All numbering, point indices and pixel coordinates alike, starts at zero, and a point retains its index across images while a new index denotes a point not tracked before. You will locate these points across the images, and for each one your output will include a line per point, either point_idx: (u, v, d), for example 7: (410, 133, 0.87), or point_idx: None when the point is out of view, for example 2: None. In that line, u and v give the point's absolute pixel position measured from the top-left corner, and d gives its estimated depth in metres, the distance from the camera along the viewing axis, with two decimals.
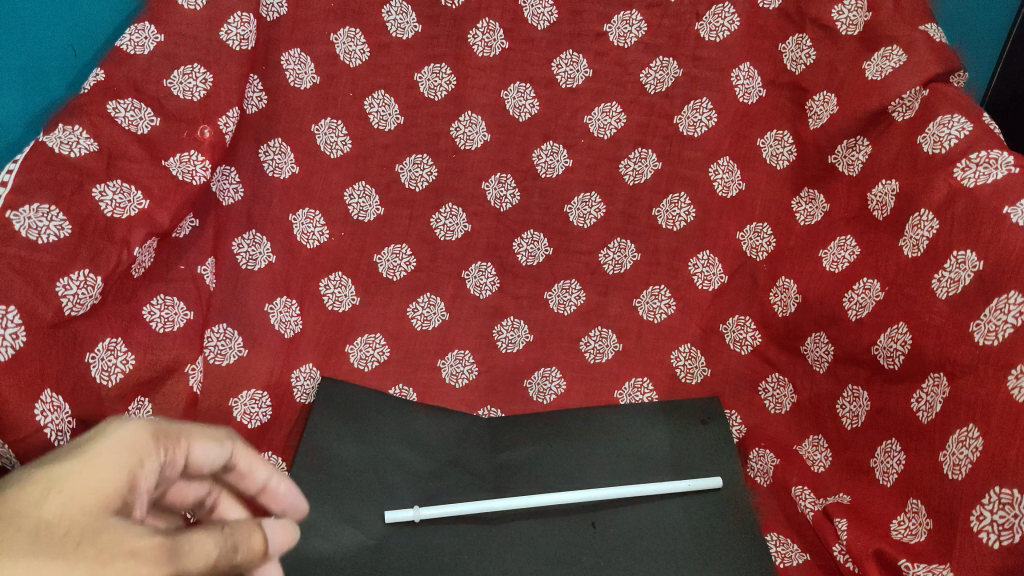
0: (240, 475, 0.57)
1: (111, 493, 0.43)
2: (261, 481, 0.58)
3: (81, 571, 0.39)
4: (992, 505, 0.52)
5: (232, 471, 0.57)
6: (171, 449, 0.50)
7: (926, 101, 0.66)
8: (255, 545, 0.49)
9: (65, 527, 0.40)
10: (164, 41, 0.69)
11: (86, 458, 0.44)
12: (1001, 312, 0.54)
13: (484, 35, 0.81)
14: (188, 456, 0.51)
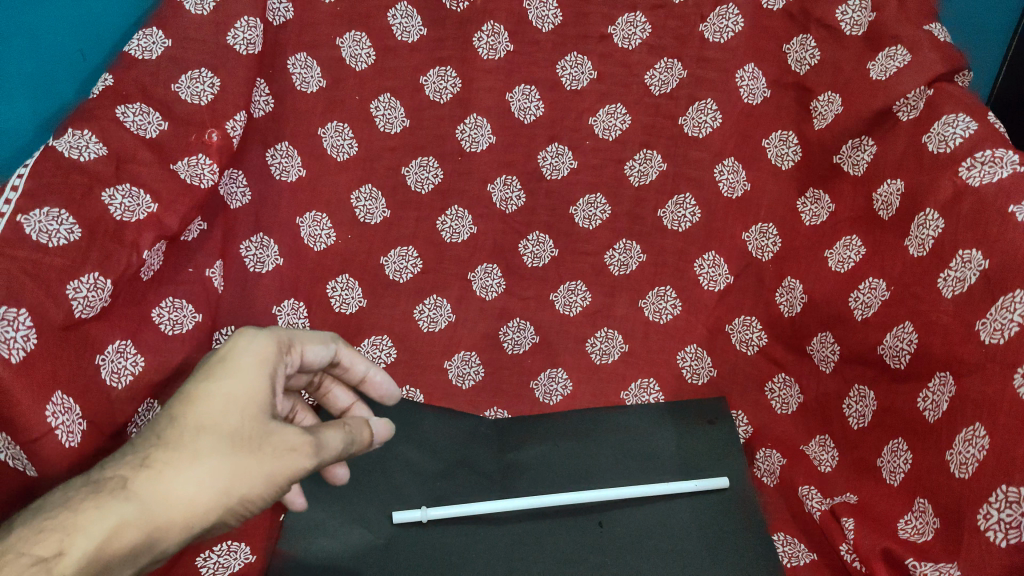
0: (344, 365, 0.65)
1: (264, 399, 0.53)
2: (362, 373, 0.66)
3: (263, 468, 0.50)
4: (1000, 503, 0.52)
5: (338, 364, 0.65)
6: (291, 353, 0.57)
7: (931, 101, 0.66)
8: (365, 433, 0.57)
9: (241, 428, 0.50)
10: (171, 46, 0.70)
11: (235, 369, 0.53)
12: (1007, 310, 0.54)
13: (489, 37, 0.81)
14: (303, 356, 0.59)
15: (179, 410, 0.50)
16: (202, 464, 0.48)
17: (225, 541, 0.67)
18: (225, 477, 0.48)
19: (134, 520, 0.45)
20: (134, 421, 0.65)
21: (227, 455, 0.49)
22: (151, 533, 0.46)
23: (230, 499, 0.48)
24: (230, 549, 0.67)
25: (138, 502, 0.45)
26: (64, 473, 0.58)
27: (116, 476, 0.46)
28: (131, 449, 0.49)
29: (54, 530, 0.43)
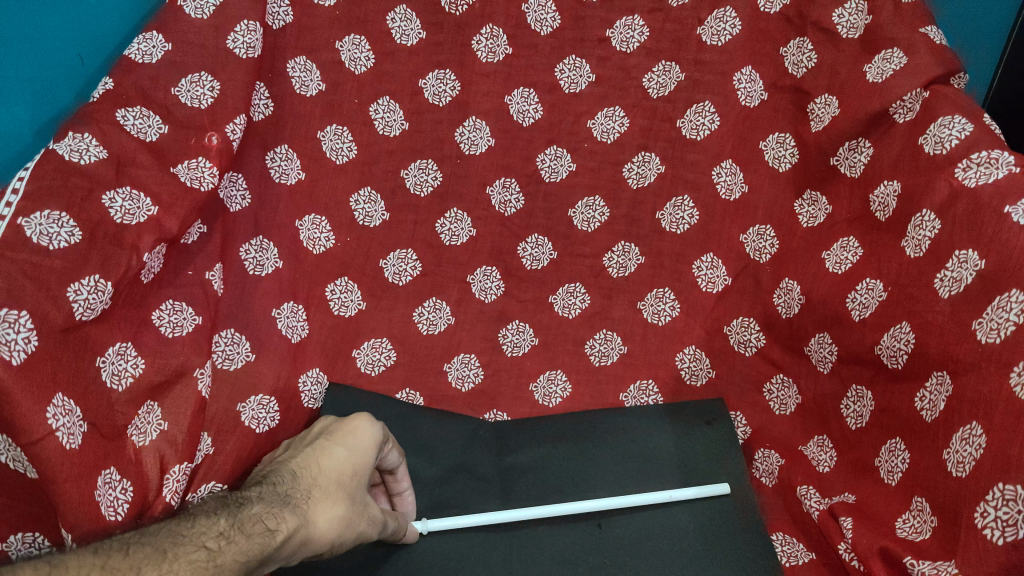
0: (396, 477, 0.69)
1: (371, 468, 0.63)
2: (404, 488, 0.70)
3: (365, 529, 0.60)
4: (995, 501, 0.52)
5: (391, 475, 0.69)
6: (385, 450, 0.65)
7: (926, 102, 0.66)
8: (403, 528, 0.67)
9: (360, 492, 0.60)
10: (171, 50, 0.70)
11: (361, 442, 0.62)
12: (1003, 310, 0.55)
13: (487, 41, 0.82)
14: (383, 457, 0.66)
15: (321, 458, 0.60)
16: (338, 512, 0.57)
17: None
18: (347, 526, 0.58)
19: (295, 539, 0.54)
20: (133, 424, 0.65)
21: (352, 507, 0.59)
22: (297, 551, 0.55)
23: (344, 542, 0.58)
24: None
25: (301, 525, 0.55)
26: (62, 475, 0.57)
27: (286, 497, 0.56)
28: (292, 477, 0.58)
29: (255, 523, 0.53)
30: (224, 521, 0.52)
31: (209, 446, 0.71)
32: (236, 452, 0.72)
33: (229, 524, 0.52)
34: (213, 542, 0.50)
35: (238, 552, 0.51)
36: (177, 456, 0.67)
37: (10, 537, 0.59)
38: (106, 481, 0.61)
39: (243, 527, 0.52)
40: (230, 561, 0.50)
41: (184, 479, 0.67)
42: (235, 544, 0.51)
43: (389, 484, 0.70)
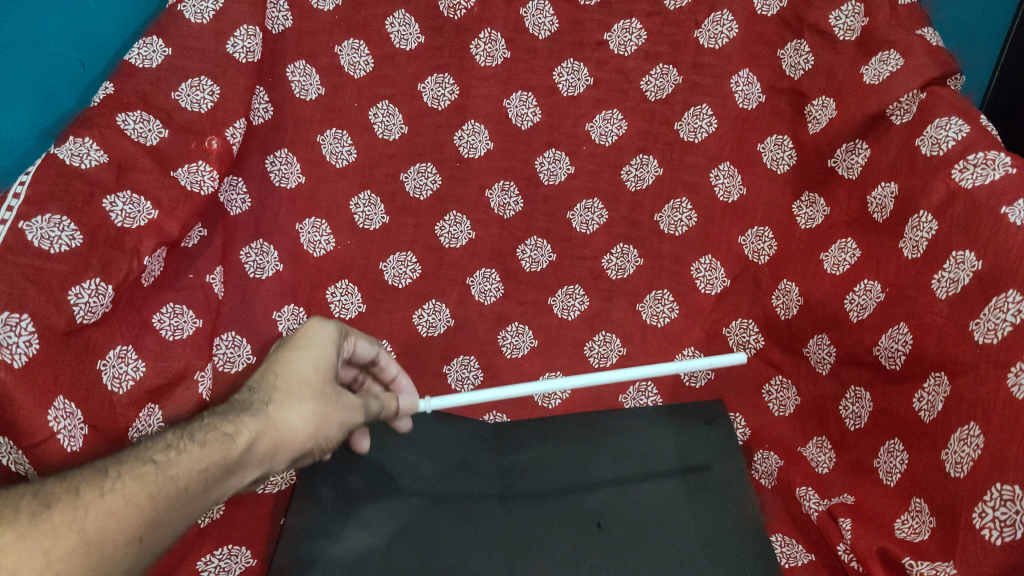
0: (381, 365, 0.72)
1: (335, 365, 0.61)
2: (393, 373, 0.73)
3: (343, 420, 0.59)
4: (994, 501, 0.52)
5: (374, 364, 0.72)
6: (347, 341, 0.66)
7: (924, 104, 0.66)
8: (392, 405, 0.66)
9: (329, 386, 0.59)
10: (171, 55, 0.70)
11: (316, 341, 0.61)
12: (1000, 310, 0.55)
13: (486, 45, 0.82)
14: (351, 349, 0.67)
15: (282, 363, 0.59)
16: (300, 409, 0.56)
17: (225, 546, 0.67)
18: (315, 422, 0.57)
19: (260, 442, 0.54)
20: (134, 426, 0.65)
21: (317, 402, 0.57)
22: (265, 453, 0.54)
23: (317, 440, 0.57)
24: (230, 553, 0.67)
25: (264, 427, 0.54)
26: None
27: (245, 404, 0.56)
28: (254, 385, 0.57)
29: (210, 434, 0.52)
30: (174, 437, 0.52)
31: None
32: None
33: (181, 437, 0.52)
34: (163, 457, 0.50)
35: (190, 462, 0.50)
36: None
37: None
38: None
39: (197, 439, 0.52)
40: (184, 471, 0.49)
41: None
42: (187, 455, 0.50)
43: (377, 373, 0.73)
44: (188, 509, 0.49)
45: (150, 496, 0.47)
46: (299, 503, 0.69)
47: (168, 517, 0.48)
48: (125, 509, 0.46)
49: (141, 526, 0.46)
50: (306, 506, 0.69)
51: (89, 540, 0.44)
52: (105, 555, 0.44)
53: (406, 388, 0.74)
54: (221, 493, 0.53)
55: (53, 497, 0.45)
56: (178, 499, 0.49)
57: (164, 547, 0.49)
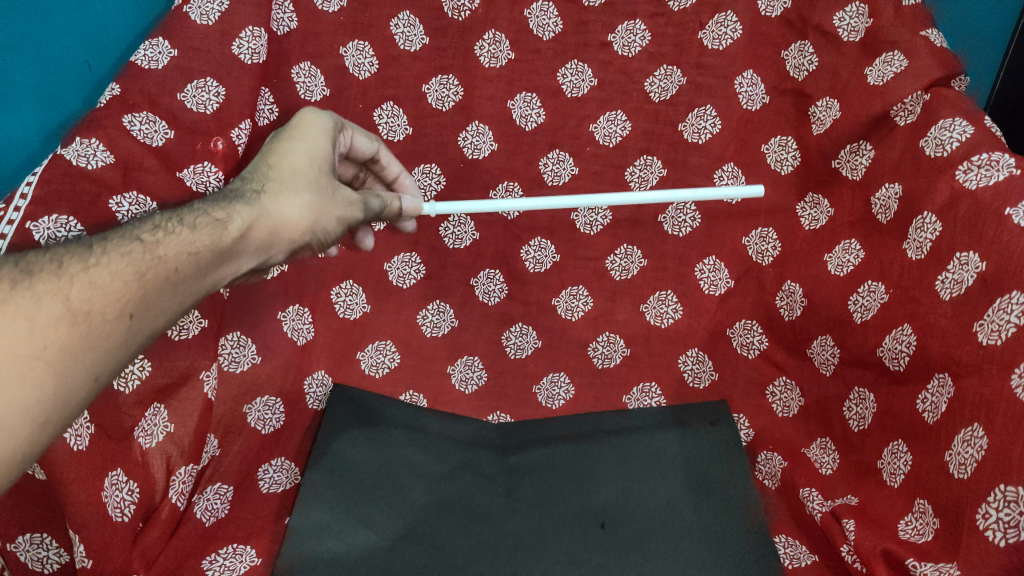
0: (381, 164, 0.77)
1: (331, 160, 0.63)
2: (394, 173, 0.79)
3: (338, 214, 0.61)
4: (997, 502, 0.52)
5: (376, 162, 0.77)
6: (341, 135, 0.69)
7: (927, 105, 0.66)
8: (393, 204, 0.69)
9: (323, 178, 0.60)
10: (177, 56, 0.70)
11: (311, 132, 0.62)
12: (1004, 312, 0.55)
13: (490, 45, 0.81)
14: (348, 141, 0.71)
15: (278, 152, 0.60)
16: (296, 205, 0.57)
17: (231, 545, 0.67)
18: (311, 214, 0.58)
19: (253, 225, 0.54)
20: (139, 426, 0.66)
21: (312, 209, 0.58)
22: (260, 240, 0.55)
23: (316, 226, 0.59)
24: (235, 552, 0.67)
25: (258, 215, 0.55)
26: (70, 475, 0.59)
27: (237, 194, 0.56)
28: (248, 175, 0.58)
29: (201, 217, 0.52)
30: (162, 219, 0.52)
31: (215, 447, 0.73)
32: (243, 453, 0.74)
33: (170, 220, 0.52)
34: (151, 237, 0.49)
35: (181, 248, 0.50)
36: (183, 459, 0.69)
37: (18, 537, 0.60)
38: (113, 483, 0.62)
39: (188, 222, 0.51)
40: (175, 253, 0.49)
41: (189, 480, 0.69)
42: (177, 233, 0.50)
43: (377, 168, 0.78)
44: (177, 303, 0.50)
45: (139, 287, 0.46)
46: (304, 503, 0.70)
47: (158, 299, 0.48)
48: (113, 289, 0.45)
49: (131, 304, 0.46)
50: (312, 506, 0.69)
51: (79, 327, 0.43)
52: (93, 326, 0.43)
53: (409, 184, 0.80)
54: (215, 280, 0.53)
55: (35, 267, 0.44)
56: (166, 292, 0.48)
57: (152, 332, 0.49)
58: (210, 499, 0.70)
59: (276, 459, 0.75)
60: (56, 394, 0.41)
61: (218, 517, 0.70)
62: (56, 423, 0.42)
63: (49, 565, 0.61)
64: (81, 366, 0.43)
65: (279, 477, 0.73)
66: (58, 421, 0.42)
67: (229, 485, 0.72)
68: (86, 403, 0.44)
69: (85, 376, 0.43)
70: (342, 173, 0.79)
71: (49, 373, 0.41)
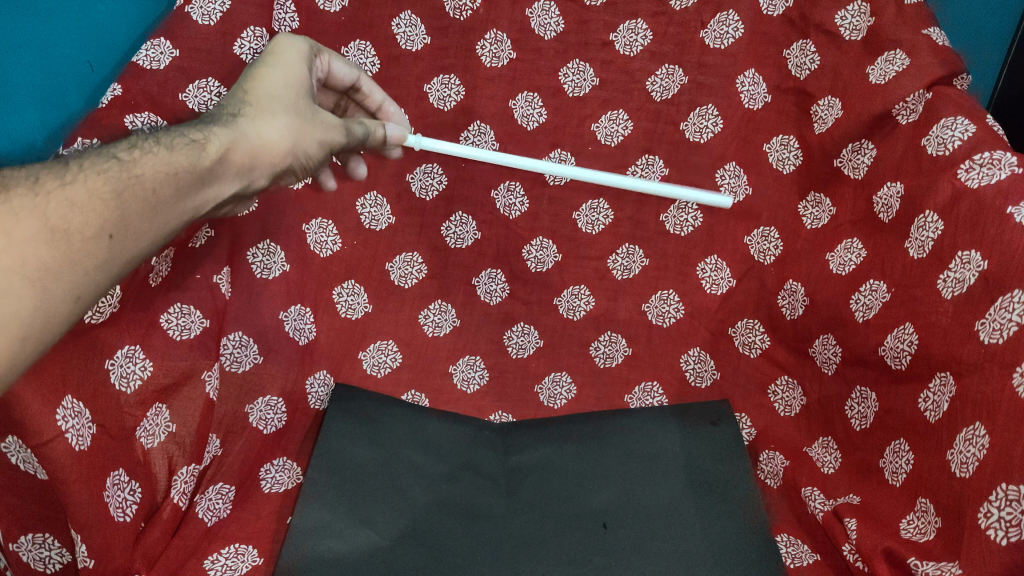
0: (363, 92, 0.77)
1: (309, 83, 0.64)
2: (378, 101, 0.78)
3: (319, 136, 0.63)
4: (999, 501, 0.52)
5: (358, 91, 0.77)
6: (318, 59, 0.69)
7: (930, 103, 0.66)
8: (378, 131, 0.70)
9: (300, 102, 0.62)
10: (179, 56, 0.71)
11: (287, 57, 0.63)
12: (1005, 310, 0.55)
13: (491, 45, 0.81)
14: (326, 68, 0.71)
15: (255, 76, 0.61)
16: (274, 126, 0.59)
17: (234, 545, 0.67)
18: (290, 136, 0.60)
19: (230, 146, 0.56)
20: (142, 426, 0.66)
21: (291, 131, 0.60)
22: (241, 162, 0.58)
23: (297, 149, 0.61)
24: (237, 552, 0.66)
25: (235, 137, 0.57)
26: (72, 475, 0.59)
27: (215, 117, 0.58)
28: (226, 98, 0.60)
29: (178, 140, 0.55)
30: (140, 141, 0.54)
31: (217, 447, 0.73)
32: (244, 453, 0.74)
33: (148, 141, 0.54)
34: (128, 158, 0.52)
35: (160, 170, 0.53)
36: (185, 458, 0.70)
37: (20, 537, 0.60)
38: (115, 482, 0.63)
39: (164, 144, 0.54)
40: (152, 173, 0.52)
41: (191, 480, 0.70)
42: (155, 155, 0.53)
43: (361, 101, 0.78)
44: (160, 224, 0.53)
45: (116, 207, 0.50)
46: (305, 503, 0.70)
47: (138, 220, 0.51)
48: (92, 209, 0.49)
49: (110, 224, 0.50)
50: (312, 506, 0.69)
51: (60, 245, 0.47)
52: (73, 243, 0.47)
53: (392, 113, 0.79)
54: (199, 202, 0.56)
55: (15, 184, 0.48)
56: (147, 213, 0.52)
57: (137, 252, 0.52)
58: (211, 499, 0.70)
59: (277, 459, 0.75)
60: (41, 308, 0.46)
61: (219, 516, 0.69)
62: (45, 337, 0.47)
63: (51, 566, 0.61)
64: (64, 283, 0.47)
65: (281, 477, 0.73)
66: (47, 335, 0.47)
67: (230, 484, 0.71)
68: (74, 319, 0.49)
69: (69, 293, 0.47)
70: (323, 103, 0.79)
71: (32, 289, 0.45)
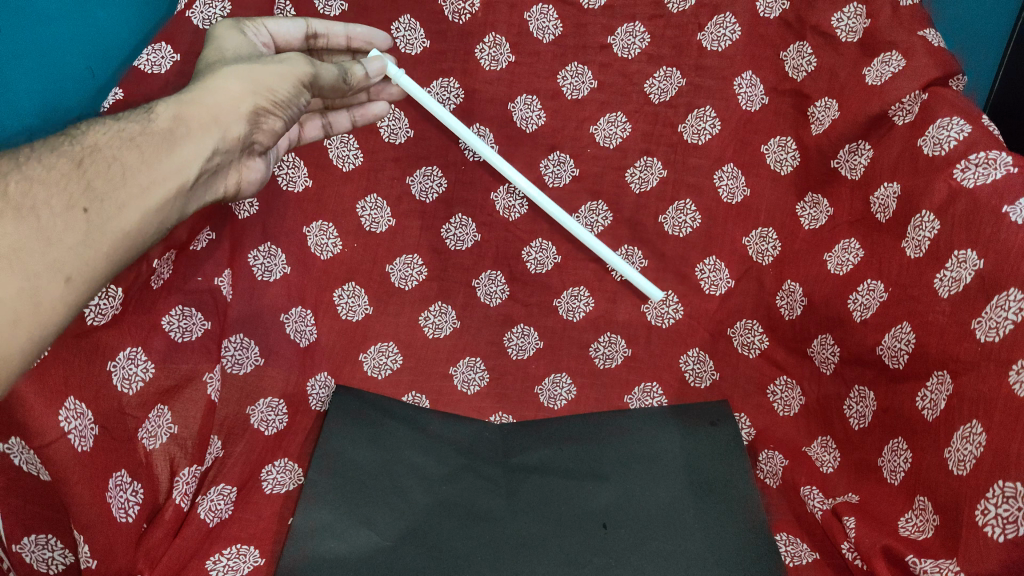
0: (322, 35, 0.75)
1: (248, 49, 0.67)
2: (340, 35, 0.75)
3: (275, 74, 0.64)
4: (996, 498, 0.52)
5: (318, 38, 0.75)
6: (251, 28, 0.70)
7: (925, 104, 0.67)
8: (358, 69, 0.70)
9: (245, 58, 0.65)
10: (180, 61, 0.71)
11: (220, 37, 0.67)
12: (1002, 308, 0.55)
13: (490, 49, 0.81)
14: (270, 34, 0.72)
15: (199, 61, 0.65)
16: (219, 78, 0.62)
17: (235, 545, 0.67)
18: (243, 83, 0.62)
19: (182, 106, 0.59)
20: (145, 428, 0.67)
21: (239, 78, 0.62)
22: (201, 118, 0.60)
23: (256, 91, 0.63)
24: (239, 552, 0.67)
25: (184, 99, 0.60)
26: (75, 476, 0.60)
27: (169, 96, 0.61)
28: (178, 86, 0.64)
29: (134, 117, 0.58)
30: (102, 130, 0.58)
31: (219, 448, 0.73)
32: (246, 454, 0.74)
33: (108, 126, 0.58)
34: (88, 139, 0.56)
35: (116, 140, 0.56)
36: (187, 459, 0.71)
37: (23, 538, 0.61)
38: (117, 484, 0.63)
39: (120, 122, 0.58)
40: (107, 142, 0.55)
41: (193, 481, 0.70)
42: (111, 131, 0.56)
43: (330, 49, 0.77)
44: (139, 191, 0.55)
45: (81, 181, 0.53)
46: (306, 504, 0.70)
47: (110, 190, 0.54)
48: (55, 185, 0.52)
49: (81, 196, 0.53)
50: (313, 507, 0.70)
51: (30, 223, 0.50)
52: (45, 218, 0.51)
53: (362, 36, 0.77)
54: (179, 165, 0.58)
55: None
56: (116, 180, 0.54)
57: (126, 224, 0.55)
58: (212, 500, 0.70)
59: (279, 460, 0.75)
60: (27, 287, 0.49)
61: (221, 517, 0.69)
62: (40, 321, 0.50)
63: (54, 566, 0.62)
64: (45, 258, 0.50)
65: (282, 478, 0.73)
66: (44, 324, 0.51)
67: (232, 485, 0.72)
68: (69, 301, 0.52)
69: (54, 270, 0.51)
70: None
71: (13, 271, 0.49)
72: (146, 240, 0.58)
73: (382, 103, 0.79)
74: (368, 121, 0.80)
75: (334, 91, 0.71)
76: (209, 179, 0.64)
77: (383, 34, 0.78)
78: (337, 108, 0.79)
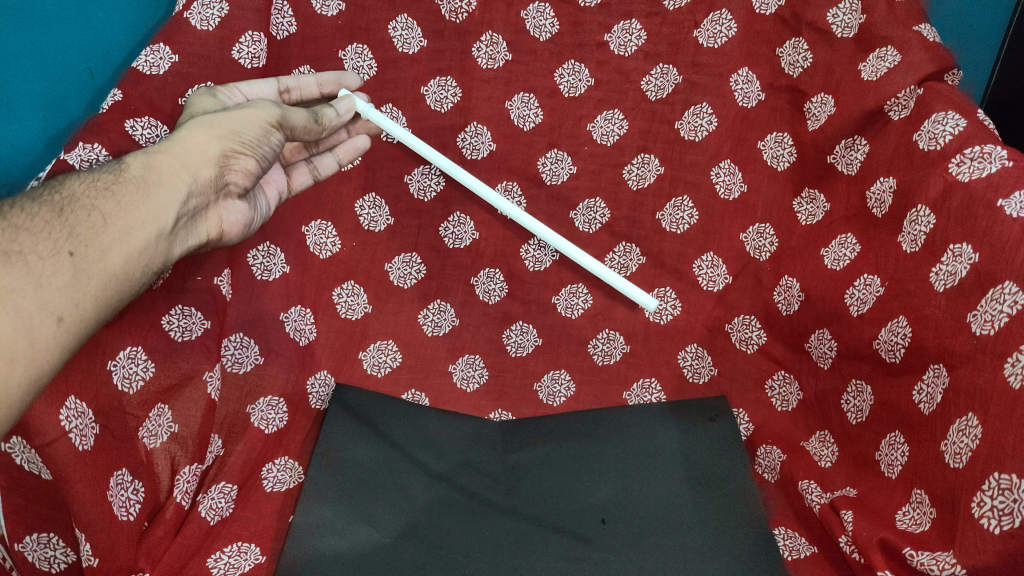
0: (292, 88, 0.77)
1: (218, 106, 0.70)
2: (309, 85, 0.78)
3: (241, 117, 0.66)
4: (992, 490, 0.53)
5: (290, 92, 0.77)
6: (224, 92, 0.72)
7: (920, 99, 0.67)
8: (330, 112, 0.74)
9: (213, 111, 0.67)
10: (178, 61, 0.72)
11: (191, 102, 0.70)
12: (997, 302, 0.55)
13: (487, 47, 0.82)
14: (244, 96, 0.74)
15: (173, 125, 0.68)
16: (187, 129, 0.64)
17: (235, 544, 0.68)
18: (210, 129, 0.64)
19: (154, 158, 0.62)
20: (145, 427, 0.68)
21: (205, 124, 0.65)
22: (171, 166, 0.62)
23: (221, 134, 0.65)
24: (240, 550, 0.67)
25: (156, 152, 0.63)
26: (76, 475, 0.60)
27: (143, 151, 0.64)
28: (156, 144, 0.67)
29: (108, 170, 0.61)
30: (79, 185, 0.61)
31: (219, 447, 0.74)
32: (247, 453, 0.74)
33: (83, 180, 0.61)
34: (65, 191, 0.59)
35: (92, 190, 0.59)
36: (187, 458, 0.71)
37: (25, 537, 0.61)
38: (119, 482, 0.64)
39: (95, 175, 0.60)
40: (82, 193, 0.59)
41: (193, 479, 0.71)
42: (87, 182, 0.60)
43: (305, 100, 0.79)
44: (120, 235, 0.59)
45: (64, 229, 0.56)
46: (307, 502, 0.70)
47: (93, 236, 0.57)
48: (41, 233, 0.55)
49: (65, 242, 0.56)
50: (314, 505, 0.70)
51: (19, 268, 0.53)
52: (31, 263, 0.54)
53: (331, 80, 0.78)
54: (154, 211, 0.61)
55: None
56: (97, 226, 0.58)
57: (112, 269, 0.58)
58: (213, 498, 0.70)
59: (280, 459, 0.75)
60: (22, 327, 0.52)
61: (222, 515, 0.70)
62: (36, 362, 0.53)
63: (56, 565, 0.62)
64: (36, 300, 0.53)
65: (283, 476, 0.74)
66: (40, 359, 0.53)
67: (233, 483, 0.72)
68: (62, 338, 0.55)
69: (46, 311, 0.54)
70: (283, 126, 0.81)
71: (7, 313, 0.52)
72: (134, 285, 0.61)
73: (362, 137, 0.81)
74: (354, 156, 0.81)
75: (308, 135, 0.73)
76: (192, 222, 0.66)
77: (351, 74, 0.80)
78: (322, 152, 0.81)
